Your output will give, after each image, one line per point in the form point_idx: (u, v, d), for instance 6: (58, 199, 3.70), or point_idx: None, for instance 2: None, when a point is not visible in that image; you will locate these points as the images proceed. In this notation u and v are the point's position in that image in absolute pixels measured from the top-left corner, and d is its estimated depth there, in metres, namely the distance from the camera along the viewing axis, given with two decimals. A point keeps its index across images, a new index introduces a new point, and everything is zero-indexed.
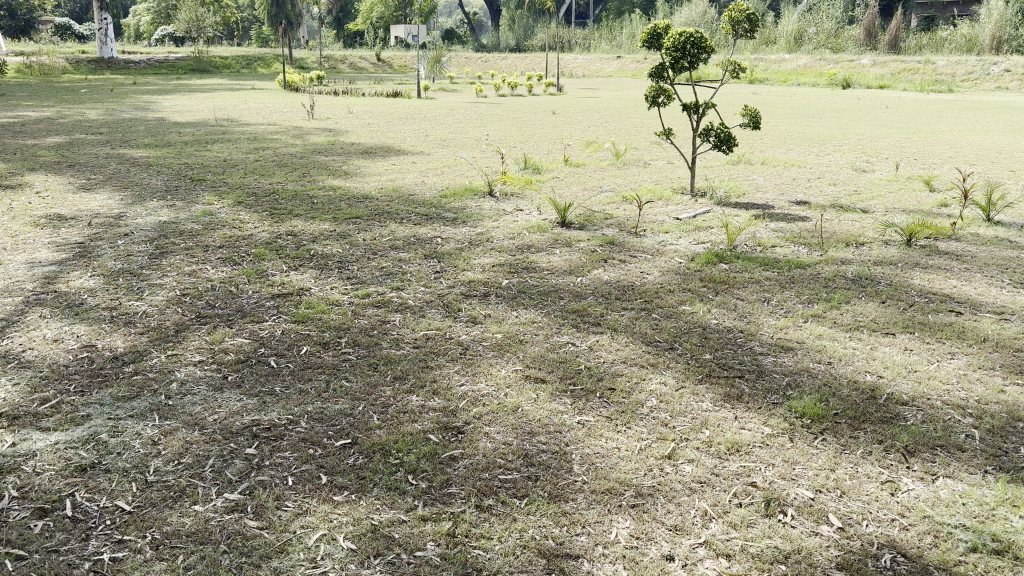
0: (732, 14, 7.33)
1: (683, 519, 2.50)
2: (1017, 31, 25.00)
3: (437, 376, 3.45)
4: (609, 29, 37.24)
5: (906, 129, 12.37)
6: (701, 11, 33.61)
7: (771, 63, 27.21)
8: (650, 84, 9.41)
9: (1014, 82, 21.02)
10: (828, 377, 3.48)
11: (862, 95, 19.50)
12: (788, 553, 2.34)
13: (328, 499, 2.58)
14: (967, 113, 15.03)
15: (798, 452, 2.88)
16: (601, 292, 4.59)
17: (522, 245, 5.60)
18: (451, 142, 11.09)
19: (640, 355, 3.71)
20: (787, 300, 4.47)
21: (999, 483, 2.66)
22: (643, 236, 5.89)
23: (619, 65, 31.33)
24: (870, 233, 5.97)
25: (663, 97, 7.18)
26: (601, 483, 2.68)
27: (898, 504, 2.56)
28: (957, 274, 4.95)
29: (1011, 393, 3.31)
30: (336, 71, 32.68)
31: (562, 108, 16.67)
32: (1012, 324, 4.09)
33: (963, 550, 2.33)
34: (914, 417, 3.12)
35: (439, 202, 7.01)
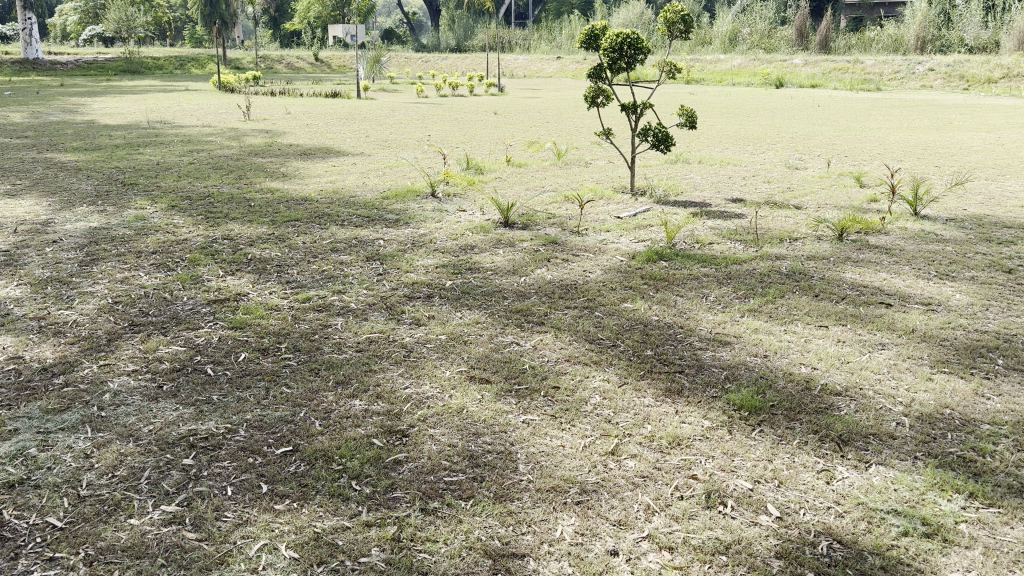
0: (667, 15, 7.43)
1: (627, 514, 2.53)
2: (939, 30, 25.96)
3: (380, 380, 3.42)
4: (548, 29, 37.47)
5: (835, 128, 12.74)
6: (638, 13, 34.08)
7: (706, 63, 27.72)
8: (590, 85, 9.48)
9: (938, 81, 21.85)
10: (765, 369, 3.57)
11: (794, 94, 20.06)
12: (728, 543, 2.39)
13: (269, 508, 2.53)
14: (894, 110, 15.57)
15: (737, 444, 2.94)
16: (544, 291, 4.61)
17: (464, 245, 5.59)
18: (392, 142, 11.03)
19: (584, 353, 3.73)
20: (725, 296, 4.56)
21: (928, 468, 2.75)
22: (585, 235, 5.94)
23: (560, 65, 31.56)
24: (803, 228, 6.12)
25: (602, 97, 7.23)
26: (547, 481, 2.69)
27: (834, 493, 2.64)
28: (886, 267, 5.10)
29: (939, 381, 3.44)
30: (273, 71, 32.17)
31: (504, 108, 16.73)
32: (939, 314, 4.25)
33: (895, 534, 2.41)
34: (847, 407, 3.21)
35: (380, 204, 6.95)
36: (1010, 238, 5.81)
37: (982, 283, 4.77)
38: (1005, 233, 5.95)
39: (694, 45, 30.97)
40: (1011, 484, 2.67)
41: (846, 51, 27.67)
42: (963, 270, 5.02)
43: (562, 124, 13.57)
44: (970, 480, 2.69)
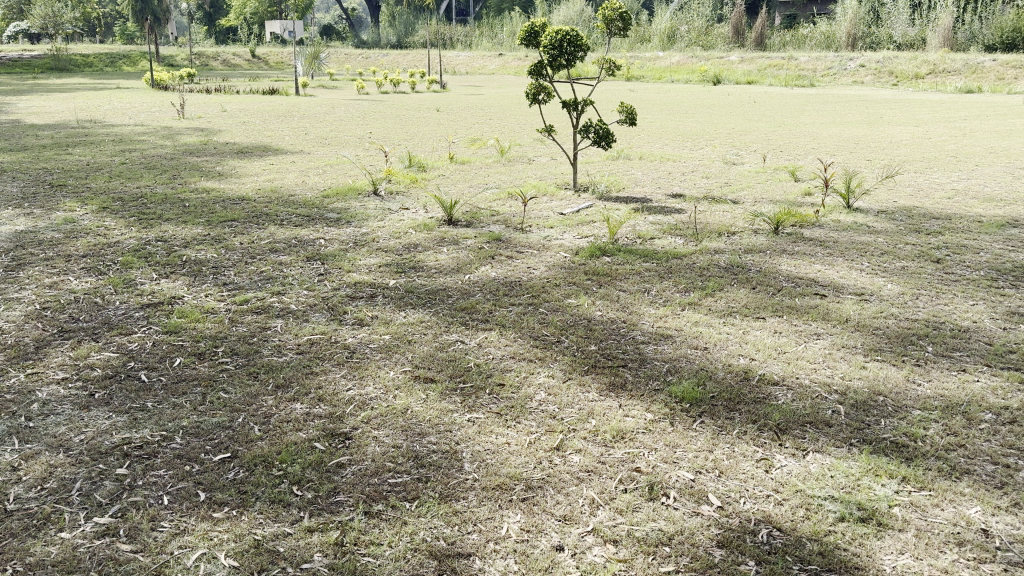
0: (606, 12, 7.47)
1: (572, 508, 2.53)
2: (869, 28, 26.73)
3: (322, 382, 3.36)
4: (488, 26, 37.43)
5: (771, 123, 13.01)
6: (578, 10, 34.27)
7: (646, 61, 28.02)
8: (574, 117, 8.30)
9: (868, 77, 22.45)
10: (705, 361, 3.62)
11: (731, 91, 20.40)
12: (671, 534, 2.41)
13: (207, 517, 2.46)
14: (828, 106, 15.96)
15: (679, 435, 2.97)
16: (489, 288, 4.60)
17: (407, 244, 5.54)
18: (332, 140, 10.87)
19: (528, 350, 3.73)
20: (666, 290, 4.62)
21: (863, 455, 2.83)
22: (529, 232, 5.95)
23: (501, 62, 31.54)
24: (741, 222, 6.23)
25: (544, 95, 7.23)
26: (492, 479, 2.68)
27: (773, 481, 2.69)
28: (820, 259, 5.23)
29: (872, 368, 3.53)
30: (208, 69, 31.41)
31: (446, 105, 16.64)
32: (871, 304, 4.37)
33: (832, 520, 2.46)
34: (785, 396, 3.28)
35: (320, 202, 6.85)
36: (938, 228, 6.00)
37: (912, 273, 4.92)
38: (932, 224, 6.15)
39: (634, 42, 31.29)
40: (941, 466, 2.75)
41: (781, 48, 28.27)
42: (894, 261, 5.16)
43: (504, 121, 13.57)
44: (903, 465, 2.76)
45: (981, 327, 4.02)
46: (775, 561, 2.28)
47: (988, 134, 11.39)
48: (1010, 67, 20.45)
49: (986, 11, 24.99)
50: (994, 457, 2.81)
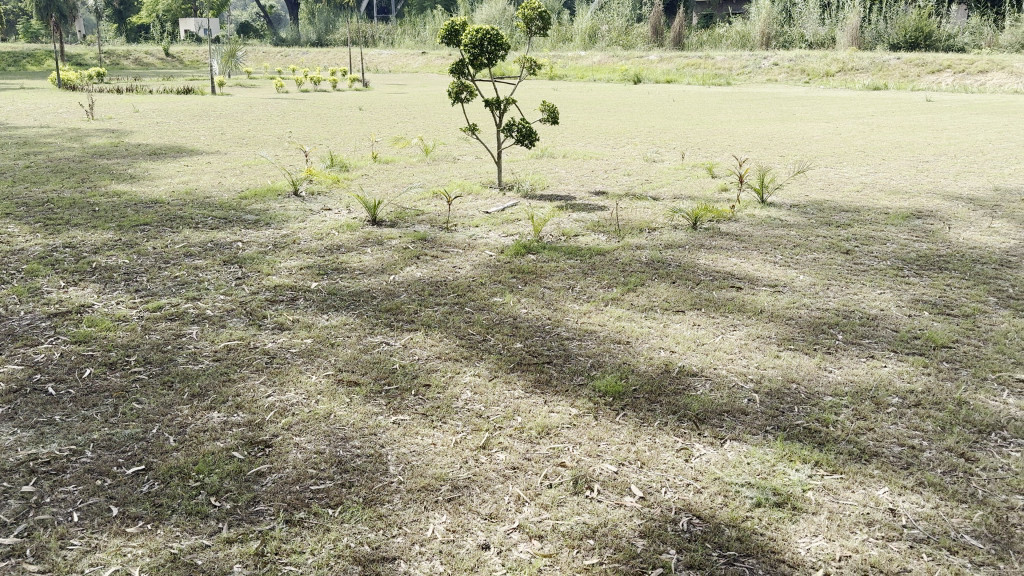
0: (525, 11, 7.51)
1: (498, 506, 2.54)
2: (782, 27, 27.57)
3: (240, 390, 3.29)
4: (410, 24, 37.15)
5: (689, 121, 13.30)
6: (500, 9, 34.33)
7: (568, 59, 28.27)
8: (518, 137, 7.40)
9: (781, 75, 23.15)
10: (627, 356, 3.68)
11: (652, 91, 20.35)
12: (595, 527, 2.44)
13: (120, 532, 2.38)
14: (744, 104, 16.39)
15: (602, 429, 3.01)
16: (414, 289, 4.57)
17: (330, 245, 5.46)
18: (249, 140, 10.64)
19: (454, 350, 3.72)
20: (590, 286, 4.68)
21: (778, 441, 2.92)
22: (454, 231, 5.93)
23: (425, 61, 31.35)
24: (661, 219, 6.36)
25: (466, 94, 7.21)
26: (418, 481, 2.66)
27: (692, 470, 2.75)
28: (737, 253, 5.37)
29: (785, 357, 3.66)
30: (119, 68, 30.29)
31: (368, 104, 16.44)
32: (784, 295, 4.51)
33: (749, 506, 2.53)
34: (703, 387, 3.37)
35: (239, 204, 6.69)
36: (847, 221, 6.24)
37: (823, 264, 5.10)
38: (842, 217, 6.38)
39: (556, 41, 31.53)
40: (851, 450, 2.86)
41: (698, 47, 28.90)
42: (806, 253, 5.34)
43: (427, 120, 13.50)
44: (815, 450, 2.86)
45: (887, 315, 4.20)
46: (695, 548, 2.33)
47: (893, 130, 11.91)
48: (912, 66, 21.44)
49: (889, 11, 26.07)
50: (900, 439, 2.93)
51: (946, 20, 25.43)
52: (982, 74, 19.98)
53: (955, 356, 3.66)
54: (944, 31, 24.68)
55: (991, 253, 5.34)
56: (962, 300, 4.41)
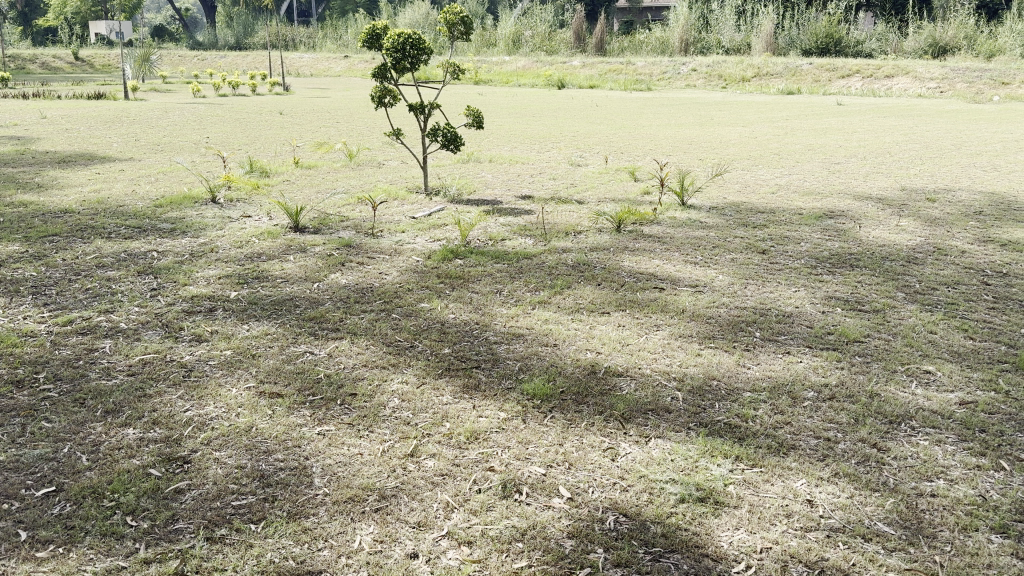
0: (447, 16, 7.48)
1: (426, 514, 2.52)
2: (699, 33, 28.26)
3: (157, 405, 3.18)
4: (332, 28, 36.66)
5: (611, 125, 13.51)
6: (424, 14, 34.22)
7: (493, 65, 28.36)
8: (443, 140, 7.33)
9: (700, 81, 23.77)
10: (555, 358, 3.71)
11: (576, 94, 21.29)
12: (524, 530, 2.45)
13: (30, 557, 2.28)
14: (664, 108, 16.78)
15: (530, 432, 3.02)
16: (339, 296, 4.50)
17: (251, 253, 5.34)
18: (165, 146, 10.33)
19: (380, 357, 3.67)
20: (517, 289, 4.70)
21: (700, 437, 2.98)
22: (380, 237, 5.88)
23: (348, 65, 30.99)
24: (586, 222, 6.43)
25: (389, 98, 7.14)
26: (343, 492, 2.61)
27: (618, 469, 2.79)
28: (659, 254, 5.48)
29: (706, 355, 3.74)
30: (24, 72, 28.99)
31: (290, 108, 16.16)
32: (705, 295, 4.62)
33: (673, 502, 2.58)
34: (628, 386, 3.42)
35: (153, 212, 6.47)
36: (763, 222, 6.43)
37: (741, 264, 5.24)
38: (758, 218, 6.58)
39: (480, 46, 31.60)
40: (770, 443, 2.94)
41: (620, 53, 29.35)
42: (725, 254, 5.49)
43: (351, 124, 13.35)
44: (736, 444, 2.93)
45: (802, 311, 4.34)
46: (622, 547, 2.36)
47: (806, 133, 12.34)
48: (824, 70, 22.27)
49: (801, 18, 26.99)
50: (816, 432, 3.03)
51: (854, 26, 26.49)
52: (888, 78, 20.91)
53: (866, 351, 3.81)
54: (853, 37, 25.70)
55: (898, 250, 5.59)
56: (872, 296, 4.60)
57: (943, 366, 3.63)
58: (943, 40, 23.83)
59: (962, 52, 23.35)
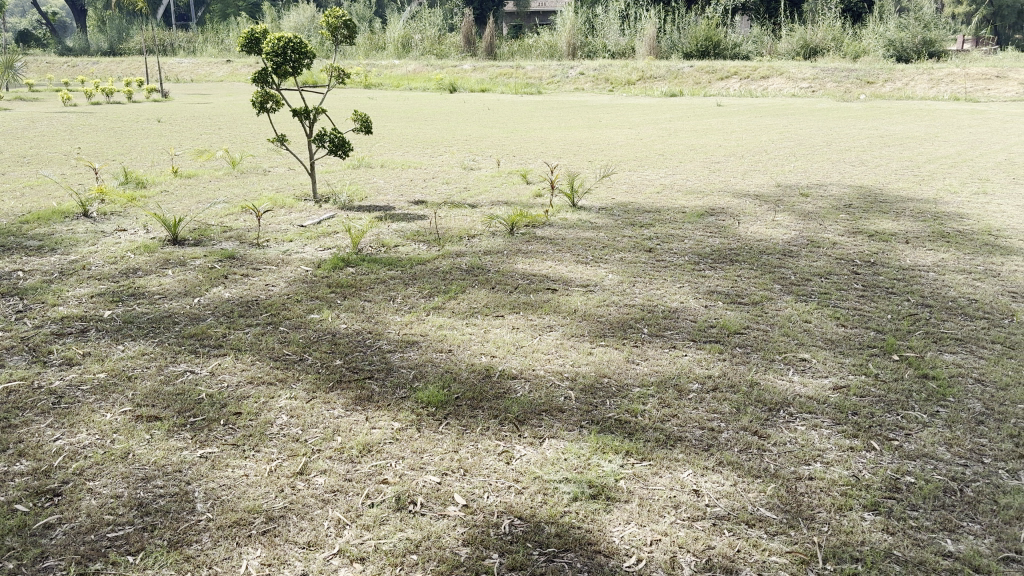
0: (329, 19, 7.33)
1: (317, 533, 2.45)
2: (586, 37, 28.79)
3: (23, 436, 2.97)
4: (214, 32, 35.45)
5: (502, 129, 13.59)
6: (309, 17, 33.52)
7: (382, 68, 28.05)
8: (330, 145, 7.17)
9: (587, 84, 24.23)
10: (449, 364, 3.69)
11: (467, 98, 21.30)
12: (418, 542, 2.41)
13: None
14: (554, 111, 17.00)
15: (425, 441, 2.99)
16: (222, 311, 4.34)
17: (126, 269, 5.08)
18: (31, 158, 9.72)
19: (267, 373, 3.55)
20: (411, 296, 4.65)
21: (592, 435, 3.02)
22: (266, 247, 5.71)
23: (231, 70, 30.00)
24: (479, 225, 6.44)
25: (272, 104, 6.93)
26: (228, 516, 2.51)
27: (513, 471, 2.79)
28: (551, 256, 5.55)
29: (598, 353, 3.81)
30: None
31: (169, 115, 15.54)
32: (596, 294, 4.70)
33: (567, 501, 2.61)
34: (523, 389, 3.43)
35: (18, 229, 6.07)
36: (650, 221, 6.60)
37: (629, 263, 5.36)
38: (645, 217, 6.76)
39: (369, 50, 31.23)
40: (658, 437, 3.01)
41: (510, 57, 29.56)
42: (615, 253, 5.60)
43: (235, 130, 12.93)
44: (625, 440, 2.99)
45: (688, 307, 4.48)
46: (517, 550, 2.37)
47: (688, 134, 12.75)
48: (704, 73, 23.12)
49: (681, 22, 27.89)
50: (701, 423, 3.12)
51: (731, 29, 27.61)
52: (764, 79, 21.89)
53: (746, 342, 3.96)
54: (730, 40, 26.77)
55: (775, 244, 5.84)
56: (751, 289, 4.79)
57: (817, 354, 3.81)
58: (813, 42, 25.15)
59: (830, 54, 24.72)
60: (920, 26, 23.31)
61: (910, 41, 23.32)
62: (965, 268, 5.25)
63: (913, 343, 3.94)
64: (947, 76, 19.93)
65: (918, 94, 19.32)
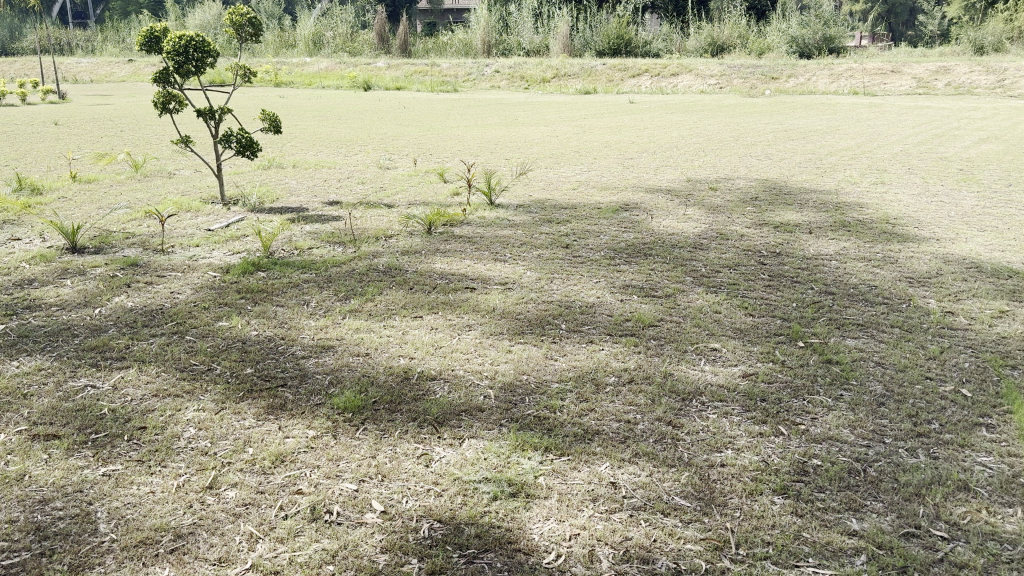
0: (232, 17, 7.11)
1: (229, 548, 2.37)
2: (500, 35, 28.88)
3: None
4: (114, 31, 34.09)
5: (418, 127, 13.48)
6: (216, 15, 32.59)
7: (293, 66, 27.48)
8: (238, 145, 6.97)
9: (502, 82, 24.29)
10: (366, 367, 3.63)
11: (381, 96, 21.08)
12: (334, 551, 2.36)
13: None
14: (470, 109, 17.00)
15: (341, 447, 2.94)
16: (125, 321, 4.17)
17: (21, 280, 4.82)
18: None
19: (174, 384, 3.43)
20: (325, 299, 4.56)
21: (511, 433, 3.03)
22: (172, 253, 5.51)
23: (133, 69, 28.87)
24: (396, 225, 6.37)
25: (175, 104, 6.70)
26: (133, 536, 2.41)
27: (432, 474, 2.77)
28: (469, 254, 5.53)
29: (517, 351, 3.82)
30: None
31: (66, 117, 14.86)
32: (514, 291, 4.71)
33: (487, 501, 2.60)
34: (441, 390, 3.41)
35: None
36: (566, 217, 6.66)
37: (546, 259, 5.40)
38: (561, 213, 6.82)
39: (279, 48, 30.53)
40: (576, 431, 3.04)
41: (425, 54, 29.38)
42: (533, 250, 5.63)
43: (137, 132, 12.45)
44: (545, 436, 3.00)
45: (604, 301, 4.54)
46: (436, 554, 2.35)
47: (602, 130, 12.94)
48: (616, 70, 23.50)
49: (593, 20, 28.28)
50: (618, 415, 3.16)
51: (642, 27, 28.14)
52: (674, 76, 22.39)
53: (661, 334, 4.03)
54: (641, 37, 27.27)
55: (687, 237, 5.98)
56: (665, 282, 4.89)
57: (728, 343, 3.91)
58: (720, 39, 25.84)
59: (736, 51, 25.48)
60: (820, 23, 24.24)
61: (812, 37, 24.20)
62: (865, 256, 5.48)
63: (817, 329, 4.09)
64: (846, 72, 20.81)
65: (819, 88, 20.10)
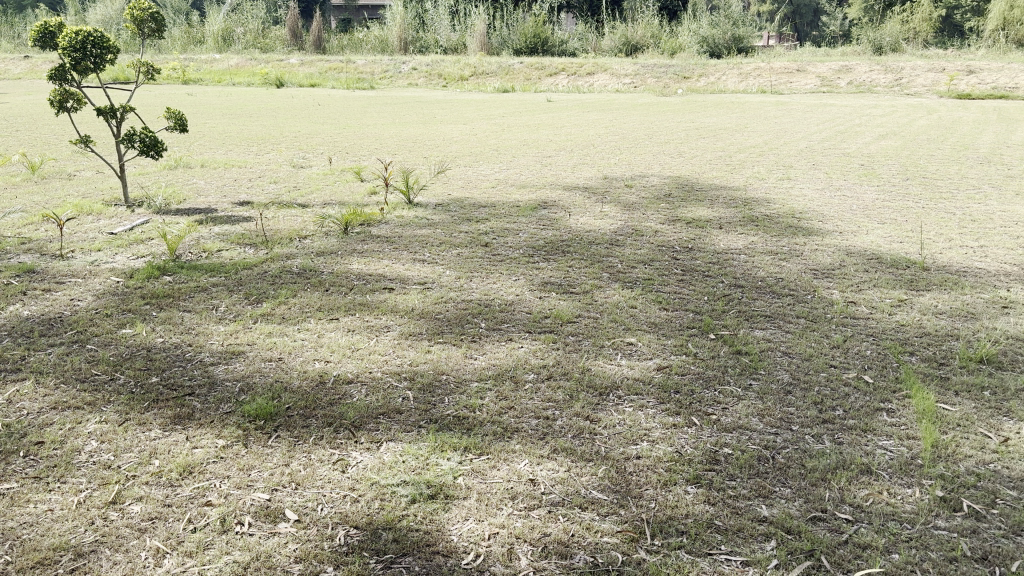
0: (134, 12, 6.82)
1: (133, 565, 2.28)
2: (417, 32, 28.68)
3: None
4: (8, 27, 32.41)
5: (333, 126, 13.26)
6: (119, 9, 31.35)
7: (202, 62, 26.66)
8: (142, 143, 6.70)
9: (420, 79, 24.13)
10: (279, 373, 3.54)
11: (295, 94, 20.64)
12: (246, 563, 2.30)
13: None
14: (387, 107, 16.83)
15: (253, 456, 2.86)
16: (20, 331, 3.96)
17: None
18: None
19: (75, 396, 3.27)
20: (236, 304, 4.44)
21: (429, 434, 3.00)
22: (71, 258, 5.27)
23: (30, 66, 27.50)
24: (311, 225, 6.25)
25: (72, 102, 6.40)
26: (30, 557, 2.29)
27: (349, 479, 2.72)
28: (387, 254, 5.47)
29: (436, 351, 3.79)
30: None
31: None
32: (432, 291, 4.68)
33: (404, 504, 2.57)
34: (358, 393, 3.35)
35: None
36: (484, 215, 6.66)
37: (465, 258, 5.38)
38: (480, 212, 6.81)
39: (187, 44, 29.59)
40: (495, 430, 3.03)
41: (340, 51, 28.92)
42: (451, 249, 5.60)
43: (33, 132, 11.86)
44: (463, 436, 2.99)
45: (523, 299, 4.55)
46: (352, 560, 2.31)
47: (520, 129, 13.01)
48: (533, 69, 23.64)
49: (510, 19, 28.38)
50: (536, 412, 3.18)
51: (558, 26, 28.40)
52: (590, 75, 22.67)
53: (578, 330, 4.07)
54: (557, 36, 27.51)
55: (603, 234, 6.06)
56: (582, 278, 4.94)
57: (643, 337, 3.98)
58: (633, 39, 26.29)
59: (650, 50, 25.97)
60: (729, 24, 24.93)
61: (721, 37, 24.87)
62: (772, 249, 5.66)
63: (728, 322, 4.20)
64: (754, 71, 21.47)
65: (729, 87, 20.68)
